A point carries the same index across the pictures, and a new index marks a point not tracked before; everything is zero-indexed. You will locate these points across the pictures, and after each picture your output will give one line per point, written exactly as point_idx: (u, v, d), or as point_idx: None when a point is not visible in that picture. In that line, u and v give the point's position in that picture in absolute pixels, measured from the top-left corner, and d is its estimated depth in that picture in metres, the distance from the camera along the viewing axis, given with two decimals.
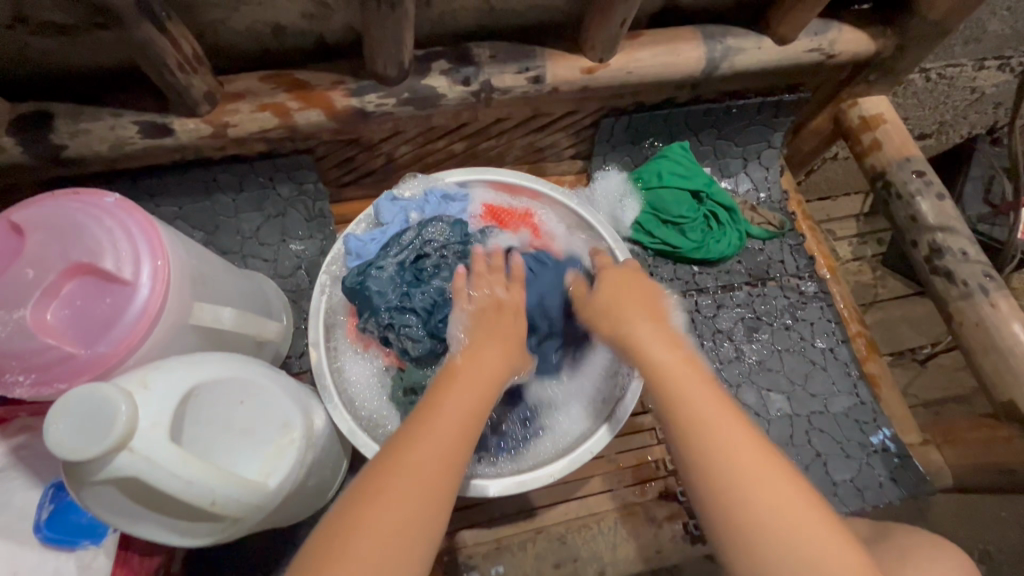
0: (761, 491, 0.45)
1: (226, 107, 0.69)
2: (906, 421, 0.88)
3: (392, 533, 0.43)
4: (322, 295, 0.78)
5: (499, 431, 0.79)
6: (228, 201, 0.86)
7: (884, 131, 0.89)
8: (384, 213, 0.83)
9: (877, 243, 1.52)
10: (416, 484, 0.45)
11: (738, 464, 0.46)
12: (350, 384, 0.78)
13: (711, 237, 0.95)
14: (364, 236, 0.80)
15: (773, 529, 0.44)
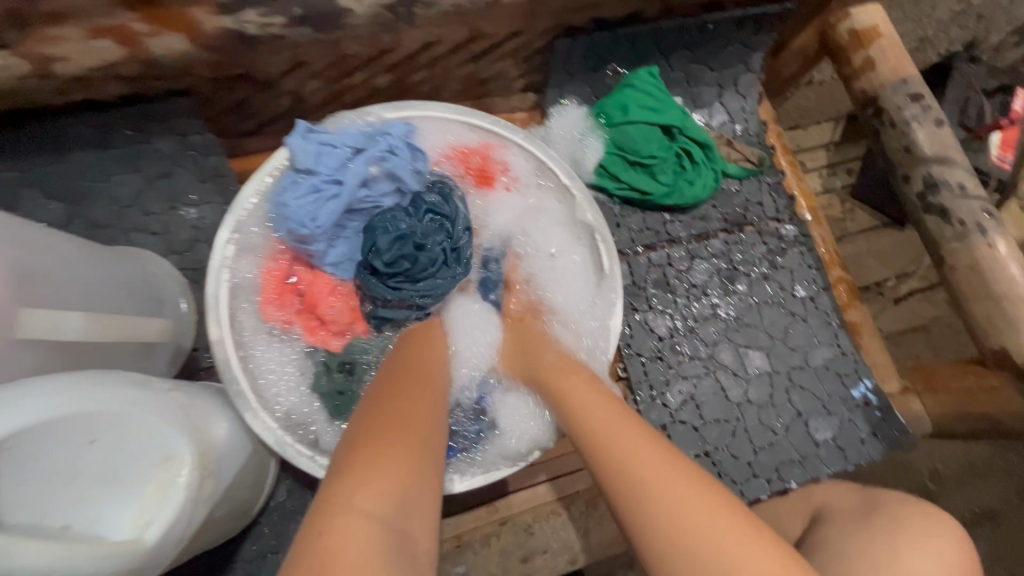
0: (644, 483, 0.45)
1: (44, 34, 0.51)
2: (887, 370, 0.84)
3: (411, 474, 0.41)
4: (224, 274, 0.62)
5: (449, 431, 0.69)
6: (91, 161, 0.68)
7: (880, 47, 0.77)
8: (303, 156, 0.63)
9: (847, 173, 1.43)
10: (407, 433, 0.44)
11: (628, 457, 0.47)
12: (266, 372, 0.65)
13: (685, 179, 0.83)
14: (288, 188, 0.64)
15: (668, 517, 0.43)
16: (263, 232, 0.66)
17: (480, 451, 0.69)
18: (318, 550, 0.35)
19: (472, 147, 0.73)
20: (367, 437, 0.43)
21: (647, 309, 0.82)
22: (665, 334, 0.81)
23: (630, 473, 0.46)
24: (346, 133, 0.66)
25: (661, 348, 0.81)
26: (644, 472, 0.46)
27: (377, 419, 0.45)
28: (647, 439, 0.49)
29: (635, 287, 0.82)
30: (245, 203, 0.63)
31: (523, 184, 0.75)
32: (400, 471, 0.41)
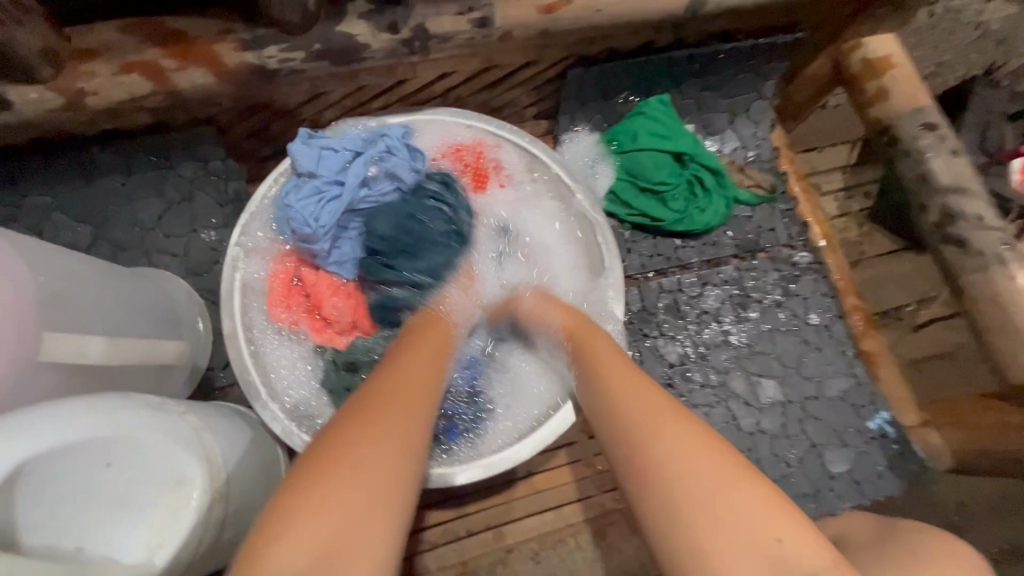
0: (672, 458, 0.40)
1: (78, 70, 0.53)
2: (906, 403, 0.81)
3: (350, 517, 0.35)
4: (235, 274, 0.64)
5: (447, 414, 0.68)
6: (118, 185, 0.70)
7: (894, 76, 0.77)
8: (306, 159, 0.65)
9: (863, 197, 1.42)
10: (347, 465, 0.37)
11: (652, 421, 0.43)
12: (277, 371, 0.65)
13: (695, 206, 0.83)
14: (292, 191, 0.65)
15: (696, 487, 0.38)
16: (270, 235, 0.68)
17: (481, 439, 0.67)
18: None
19: (466, 144, 0.73)
20: (323, 459, 0.37)
21: (657, 335, 0.81)
22: (675, 360, 0.80)
23: (651, 445, 0.41)
24: (347, 138, 0.68)
25: (671, 375, 0.80)
26: (663, 439, 0.41)
27: (340, 433, 0.39)
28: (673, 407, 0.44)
29: (646, 313, 0.82)
30: (253, 206, 0.66)
31: (520, 182, 0.75)
32: (348, 498, 0.36)
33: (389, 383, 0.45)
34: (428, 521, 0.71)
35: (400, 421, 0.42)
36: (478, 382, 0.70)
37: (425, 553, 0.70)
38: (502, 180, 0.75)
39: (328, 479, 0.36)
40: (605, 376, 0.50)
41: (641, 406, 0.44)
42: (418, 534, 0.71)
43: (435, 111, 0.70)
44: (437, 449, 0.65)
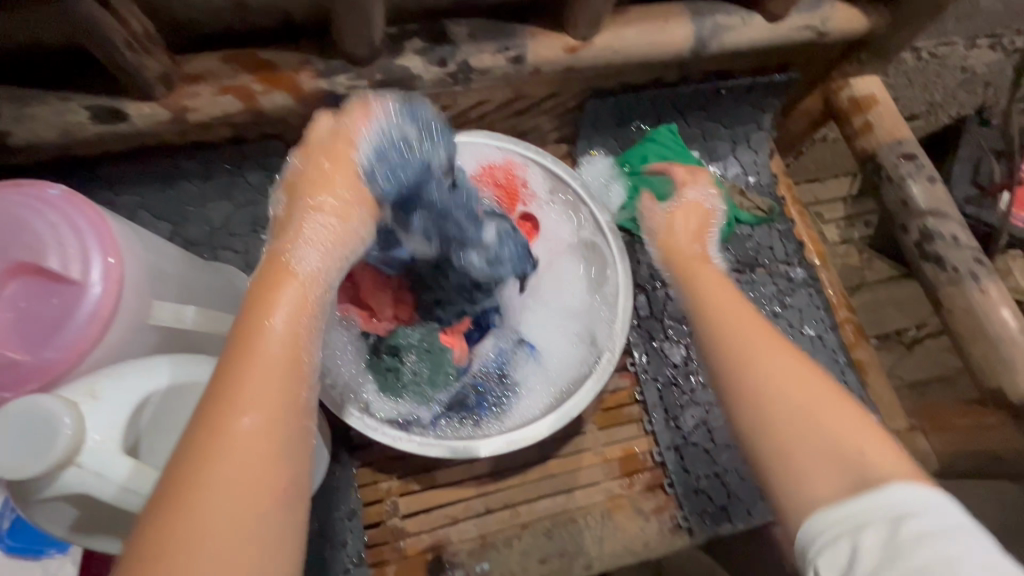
0: (773, 380, 0.50)
1: (184, 91, 0.65)
2: (895, 410, 0.87)
3: (245, 517, 0.36)
4: None
5: (478, 390, 0.77)
6: (194, 189, 0.81)
7: (877, 111, 0.86)
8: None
9: (864, 226, 1.50)
10: (224, 470, 0.36)
11: (758, 351, 0.53)
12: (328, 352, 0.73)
13: None
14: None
15: (786, 407, 0.49)
16: None
17: (507, 414, 0.76)
18: None
19: (498, 163, 0.83)
20: (198, 456, 0.36)
21: (663, 338, 0.89)
22: (679, 362, 0.88)
23: (754, 372, 0.52)
24: None
25: (676, 375, 0.87)
26: (759, 358, 0.52)
27: (208, 437, 0.37)
28: (783, 346, 0.53)
29: (653, 318, 0.90)
30: None
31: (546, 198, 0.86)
32: (234, 514, 0.35)
33: (249, 375, 0.39)
34: (450, 499, 0.78)
35: (269, 402, 0.39)
36: (507, 366, 0.80)
37: (447, 527, 0.77)
38: (530, 196, 0.85)
39: (205, 489, 0.35)
40: (713, 305, 0.59)
41: (750, 338, 0.54)
42: (441, 510, 0.78)
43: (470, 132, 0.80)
44: (469, 420, 0.75)
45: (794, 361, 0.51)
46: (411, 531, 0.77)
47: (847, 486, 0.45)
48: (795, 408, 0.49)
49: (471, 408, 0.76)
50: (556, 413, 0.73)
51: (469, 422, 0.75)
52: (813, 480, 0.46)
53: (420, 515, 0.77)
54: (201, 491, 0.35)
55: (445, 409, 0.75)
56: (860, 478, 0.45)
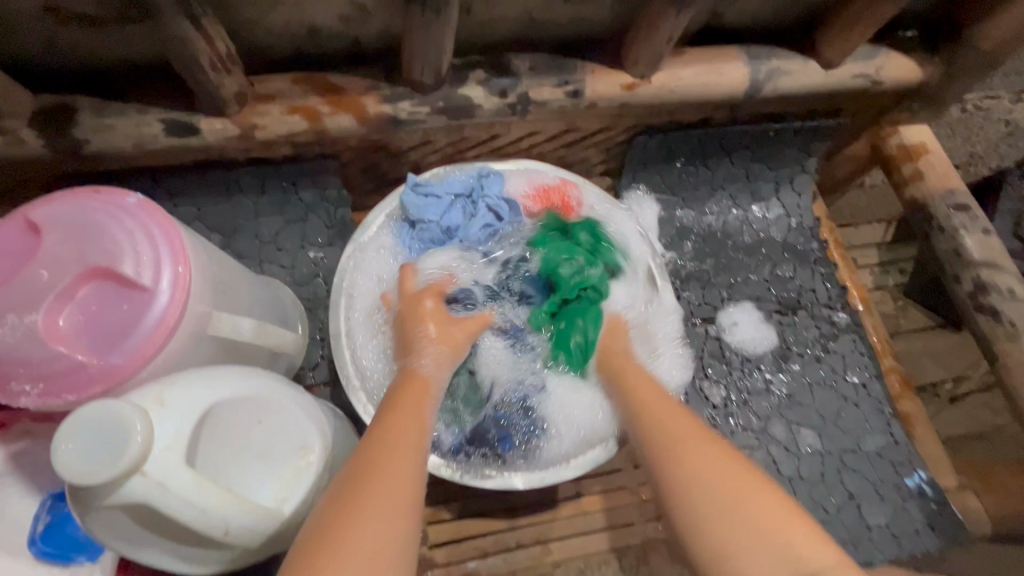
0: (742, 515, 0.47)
1: (256, 109, 0.67)
2: (942, 464, 0.85)
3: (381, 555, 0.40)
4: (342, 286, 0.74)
5: (503, 422, 0.74)
6: (249, 203, 0.83)
7: (928, 161, 0.86)
8: (415, 208, 0.78)
9: (899, 273, 1.47)
10: (389, 501, 0.43)
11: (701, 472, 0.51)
12: (373, 378, 0.72)
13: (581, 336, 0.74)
14: (407, 235, 0.79)
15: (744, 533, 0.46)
16: (379, 260, 0.78)
17: (532, 449, 0.74)
18: None
19: (552, 186, 0.82)
20: (349, 495, 0.42)
21: (702, 377, 0.87)
22: (719, 403, 0.86)
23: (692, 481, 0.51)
24: (450, 184, 0.80)
25: (715, 416, 0.86)
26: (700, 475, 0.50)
27: (355, 486, 0.43)
28: (700, 438, 0.54)
29: (692, 355, 0.89)
30: (362, 238, 0.76)
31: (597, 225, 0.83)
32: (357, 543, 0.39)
33: (389, 441, 0.48)
34: (481, 530, 0.76)
35: (414, 480, 0.45)
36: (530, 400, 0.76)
37: (477, 560, 0.75)
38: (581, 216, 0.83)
39: (355, 526, 0.40)
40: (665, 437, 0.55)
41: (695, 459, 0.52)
42: (471, 542, 0.76)
43: (519, 164, 0.83)
44: (494, 455, 0.72)
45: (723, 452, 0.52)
46: (440, 562, 0.74)
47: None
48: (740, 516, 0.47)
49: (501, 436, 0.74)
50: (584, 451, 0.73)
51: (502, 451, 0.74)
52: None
53: (450, 546, 0.75)
54: (350, 524, 0.40)
55: (472, 436, 0.73)
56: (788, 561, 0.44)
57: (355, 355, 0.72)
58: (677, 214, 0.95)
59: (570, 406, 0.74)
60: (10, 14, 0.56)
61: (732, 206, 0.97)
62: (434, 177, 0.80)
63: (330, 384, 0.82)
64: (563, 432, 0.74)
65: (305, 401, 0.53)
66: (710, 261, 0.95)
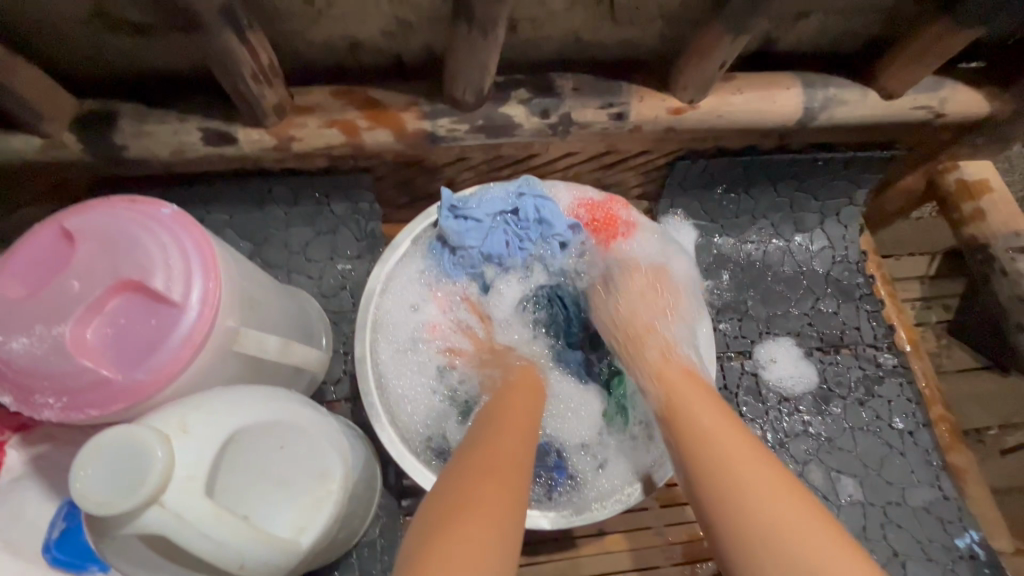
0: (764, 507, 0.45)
1: (294, 121, 0.66)
2: (995, 524, 0.79)
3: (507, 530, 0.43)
4: (370, 313, 0.70)
5: (561, 454, 0.74)
6: (280, 213, 0.82)
7: (990, 199, 0.81)
8: (454, 234, 0.74)
9: (942, 309, 1.40)
10: (502, 485, 0.46)
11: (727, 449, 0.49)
12: (406, 399, 0.72)
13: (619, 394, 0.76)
14: (443, 258, 0.76)
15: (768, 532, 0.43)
16: (417, 284, 0.75)
17: (583, 484, 0.72)
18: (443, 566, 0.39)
19: (600, 201, 0.77)
20: (476, 475, 0.46)
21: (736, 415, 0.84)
22: None
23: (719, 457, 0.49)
24: (487, 202, 0.75)
25: None
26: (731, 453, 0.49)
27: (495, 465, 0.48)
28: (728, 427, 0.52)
29: (728, 393, 0.85)
30: (392, 264, 0.73)
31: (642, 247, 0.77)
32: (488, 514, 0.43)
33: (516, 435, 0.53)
34: None
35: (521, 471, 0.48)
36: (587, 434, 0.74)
37: None
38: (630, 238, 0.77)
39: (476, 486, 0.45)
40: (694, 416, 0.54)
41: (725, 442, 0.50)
42: None
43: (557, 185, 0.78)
44: (546, 488, 0.71)
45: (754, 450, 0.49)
46: None
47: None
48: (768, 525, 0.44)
49: (546, 468, 0.73)
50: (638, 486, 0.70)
51: (540, 482, 0.72)
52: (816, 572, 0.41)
53: None
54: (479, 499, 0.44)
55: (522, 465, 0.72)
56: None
57: (388, 378, 0.71)
58: (716, 241, 0.92)
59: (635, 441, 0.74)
60: (60, 19, 0.57)
61: (774, 236, 0.93)
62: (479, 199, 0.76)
63: (351, 400, 0.80)
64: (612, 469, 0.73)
65: (328, 426, 0.51)
66: (750, 293, 0.91)
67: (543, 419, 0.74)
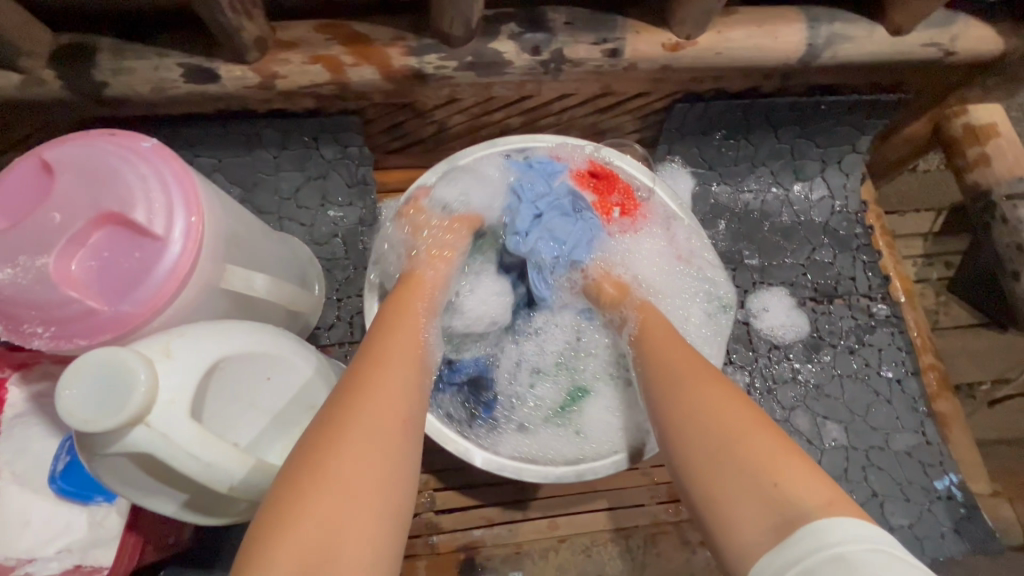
0: (720, 445, 0.47)
1: (276, 57, 0.64)
2: (975, 469, 0.81)
3: (376, 475, 0.42)
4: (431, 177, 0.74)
5: (496, 399, 0.76)
6: (269, 157, 0.81)
7: (997, 144, 0.79)
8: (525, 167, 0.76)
9: (944, 266, 1.39)
10: (376, 431, 0.44)
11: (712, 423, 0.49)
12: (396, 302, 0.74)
13: (579, 395, 0.76)
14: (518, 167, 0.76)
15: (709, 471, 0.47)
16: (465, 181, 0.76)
17: (509, 435, 0.73)
18: (287, 519, 0.38)
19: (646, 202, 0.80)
20: (347, 410, 0.44)
21: (726, 362, 0.84)
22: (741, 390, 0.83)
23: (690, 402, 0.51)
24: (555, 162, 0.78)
25: None
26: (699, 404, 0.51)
27: (334, 430, 0.43)
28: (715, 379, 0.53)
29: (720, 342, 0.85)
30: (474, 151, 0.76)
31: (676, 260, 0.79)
32: (357, 467, 0.42)
33: (388, 372, 0.49)
34: (488, 500, 0.75)
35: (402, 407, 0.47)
36: (541, 401, 0.76)
37: (483, 528, 0.75)
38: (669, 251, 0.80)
39: (354, 430, 0.43)
40: (667, 373, 0.56)
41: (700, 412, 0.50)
42: (477, 511, 0.75)
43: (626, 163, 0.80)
44: (473, 420, 0.73)
45: (725, 395, 0.51)
46: (446, 529, 0.74)
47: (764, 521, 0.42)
48: (708, 444, 0.48)
49: (478, 398, 0.75)
50: (572, 467, 0.68)
51: (466, 410, 0.74)
52: (737, 522, 0.44)
53: (455, 513, 0.74)
54: (348, 446, 0.42)
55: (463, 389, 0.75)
56: (782, 521, 0.42)
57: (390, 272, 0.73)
58: (713, 189, 0.91)
59: (591, 429, 0.73)
60: None
61: (773, 184, 0.91)
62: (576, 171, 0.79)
63: (344, 345, 0.81)
64: (550, 441, 0.73)
65: (314, 360, 0.52)
66: (745, 243, 0.90)
67: (503, 362, 0.78)
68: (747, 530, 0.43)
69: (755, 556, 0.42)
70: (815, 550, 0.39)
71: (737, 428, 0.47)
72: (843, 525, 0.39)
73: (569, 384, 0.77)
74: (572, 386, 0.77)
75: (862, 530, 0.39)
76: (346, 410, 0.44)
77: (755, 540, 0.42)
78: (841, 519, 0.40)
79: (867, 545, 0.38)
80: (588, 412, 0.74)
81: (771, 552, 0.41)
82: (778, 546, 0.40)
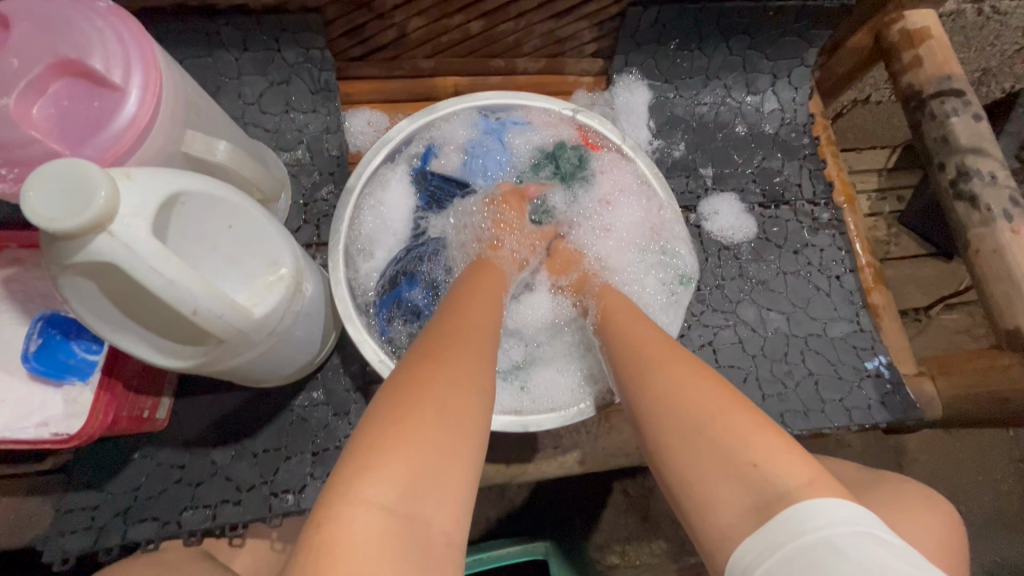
0: (709, 422, 0.50)
1: None
2: (903, 353, 0.88)
3: (439, 458, 0.42)
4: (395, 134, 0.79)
5: None
6: (231, 60, 0.82)
7: (929, 46, 0.84)
8: (490, 128, 0.86)
9: (897, 200, 1.44)
10: (434, 419, 0.44)
11: (699, 411, 0.50)
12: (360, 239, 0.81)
13: (539, 361, 0.82)
14: (484, 126, 0.86)
15: (705, 454, 0.49)
16: (425, 140, 0.85)
17: None
18: (345, 510, 0.38)
19: (614, 164, 0.86)
20: (405, 395, 0.44)
21: None
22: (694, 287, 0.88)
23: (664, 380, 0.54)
24: (517, 123, 0.87)
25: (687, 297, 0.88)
26: (687, 385, 0.53)
27: (394, 415, 0.43)
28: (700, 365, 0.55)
29: None
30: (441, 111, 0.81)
31: (639, 223, 0.86)
32: (419, 453, 0.41)
33: (448, 358, 0.49)
34: None
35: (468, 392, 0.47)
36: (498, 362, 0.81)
37: None
38: (629, 213, 0.86)
39: (414, 414, 0.43)
40: (646, 358, 0.58)
41: (688, 397, 0.52)
42: None
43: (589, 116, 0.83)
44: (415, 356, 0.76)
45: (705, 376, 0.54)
46: None
47: (749, 505, 0.45)
48: (698, 428, 0.50)
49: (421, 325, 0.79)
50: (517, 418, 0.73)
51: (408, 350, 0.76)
52: (725, 506, 0.47)
53: None
54: (412, 428, 0.42)
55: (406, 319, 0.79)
56: (763, 502, 0.44)
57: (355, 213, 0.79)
58: (669, 100, 0.94)
59: (539, 390, 0.79)
60: None
61: (726, 96, 0.95)
62: (552, 135, 0.88)
63: (312, 247, 0.84)
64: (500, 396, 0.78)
65: (271, 218, 0.54)
66: (698, 151, 0.94)
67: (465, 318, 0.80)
68: (731, 512, 0.46)
69: (735, 535, 0.45)
70: (800, 534, 0.41)
71: (721, 408, 0.50)
72: (821, 506, 0.42)
73: (529, 353, 0.82)
74: (532, 356, 0.82)
75: (849, 512, 0.41)
76: (403, 396, 0.44)
77: (733, 523, 0.46)
78: (821, 496, 0.42)
79: (849, 524, 0.40)
80: (542, 378, 0.80)
81: (753, 535, 0.44)
82: (762, 526, 0.43)
